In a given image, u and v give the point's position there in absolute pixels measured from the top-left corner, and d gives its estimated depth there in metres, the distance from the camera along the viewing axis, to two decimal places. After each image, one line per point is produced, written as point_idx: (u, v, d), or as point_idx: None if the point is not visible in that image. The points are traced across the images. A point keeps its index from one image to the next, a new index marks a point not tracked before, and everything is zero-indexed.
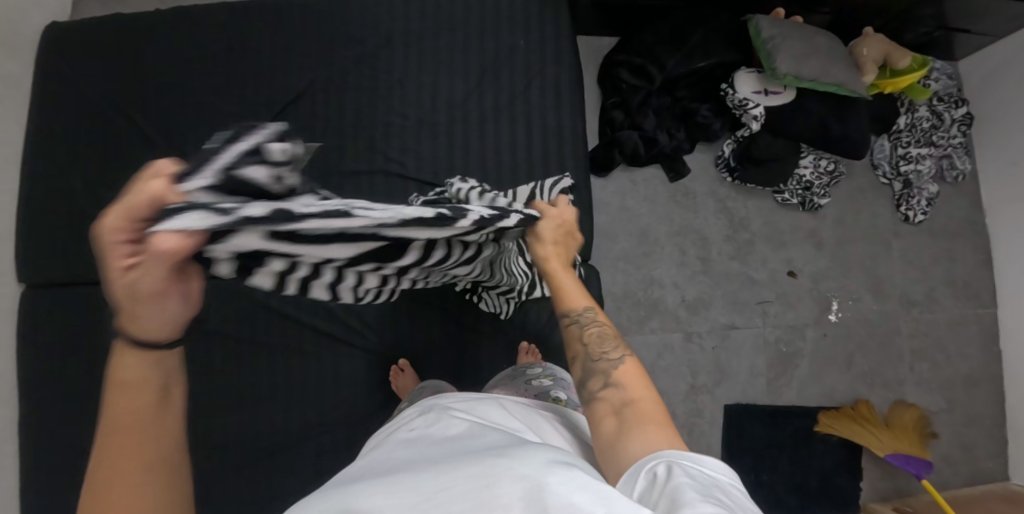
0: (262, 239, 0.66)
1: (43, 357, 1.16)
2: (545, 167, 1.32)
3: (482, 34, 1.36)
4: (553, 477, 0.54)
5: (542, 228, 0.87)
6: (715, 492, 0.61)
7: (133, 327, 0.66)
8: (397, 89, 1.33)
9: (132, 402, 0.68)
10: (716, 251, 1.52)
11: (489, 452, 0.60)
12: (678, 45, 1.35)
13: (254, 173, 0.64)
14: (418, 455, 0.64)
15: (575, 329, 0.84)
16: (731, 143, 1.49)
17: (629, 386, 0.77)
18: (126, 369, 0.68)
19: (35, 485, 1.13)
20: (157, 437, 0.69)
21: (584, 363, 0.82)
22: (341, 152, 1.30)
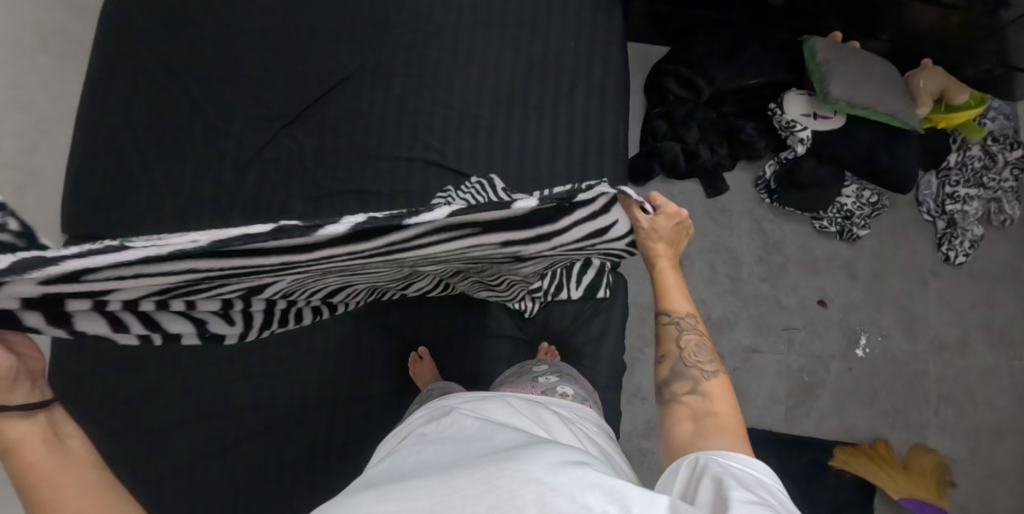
0: (41, 285, 0.62)
1: None
2: (582, 169, 1.31)
3: (533, 32, 1.36)
4: (565, 478, 0.54)
5: (661, 227, 0.83)
6: (757, 486, 0.61)
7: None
8: (444, 79, 1.33)
9: (28, 460, 0.64)
10: (746, 272, 1.50)
11: (501, 453, 0.59)
12: (728, 59, 1.33)
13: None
14: (435, 458, 0.64)
15: (673, 331, 0.84)
16: (773, 164, 1.47)
17: (713, 397, 0.77)
18: (3, 435, 0.64)
19: None
20: (71, 479, 0.64)
21: (674, 365, 0.82)
22: (382, 136, 1.31)
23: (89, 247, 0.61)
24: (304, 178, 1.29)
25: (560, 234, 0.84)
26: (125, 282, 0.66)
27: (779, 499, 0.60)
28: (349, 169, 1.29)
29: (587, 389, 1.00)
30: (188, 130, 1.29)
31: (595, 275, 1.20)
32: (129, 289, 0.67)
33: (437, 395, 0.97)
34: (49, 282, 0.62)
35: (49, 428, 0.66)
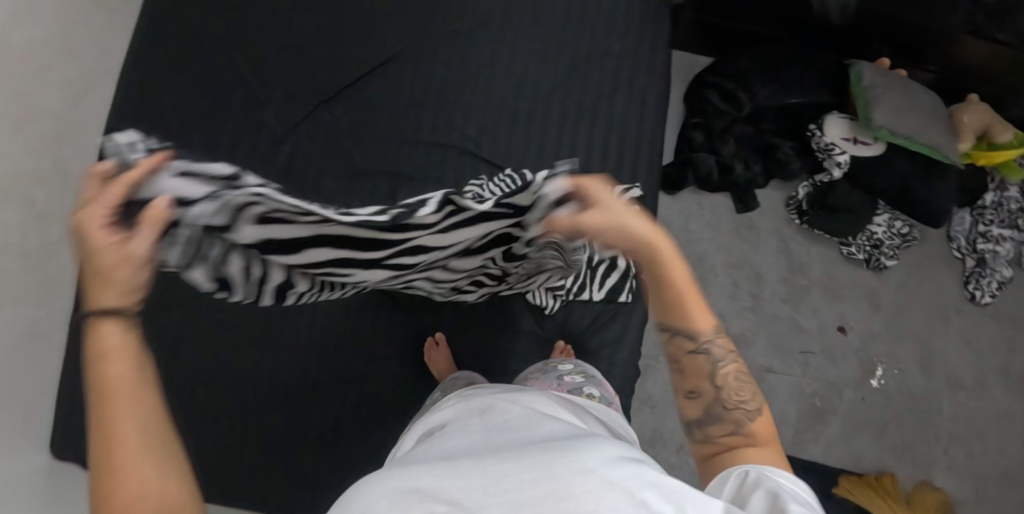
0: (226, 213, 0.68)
1: None
2: (616, 172, 1.30)
3: (579, 31, 1.36)
4: (622, 472, 0.56)
5: (627, 221, 0.72)
6: (810, 506, 0.61)
7: (99, 293, 0.58)
8: (487, 70, 1.34)
9: (115, 372, 0.58)
10: (769, 291, 1.49)
11: (553, 443, 0.62)
12: (773, 76, 1.33)
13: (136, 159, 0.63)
14: (481, 441, 0.67)
15: (705, 362, 0.76)
16: (806, 186, 1.45)
17: (760, 440, 0.73)
18: (100, 337, 0.58)
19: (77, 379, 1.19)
20: (148, 409, 0.58)
21: (711, 404, 0.76)
22: (418, 120, 1.32)
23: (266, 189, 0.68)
24: (338, 154, 1.29)
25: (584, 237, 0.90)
26: (275, 230, 0.73)
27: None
28: (384, 149, 1.30)
29: (612, 392, 1.01)
30: (230, 95, 1.30)
31: (619, 278, 1.21)
32: (275, 240, 0.74)
33: (463, 383, 0.99)
34: (244, 219, 0.69)
35: (137, 347, 0.60)
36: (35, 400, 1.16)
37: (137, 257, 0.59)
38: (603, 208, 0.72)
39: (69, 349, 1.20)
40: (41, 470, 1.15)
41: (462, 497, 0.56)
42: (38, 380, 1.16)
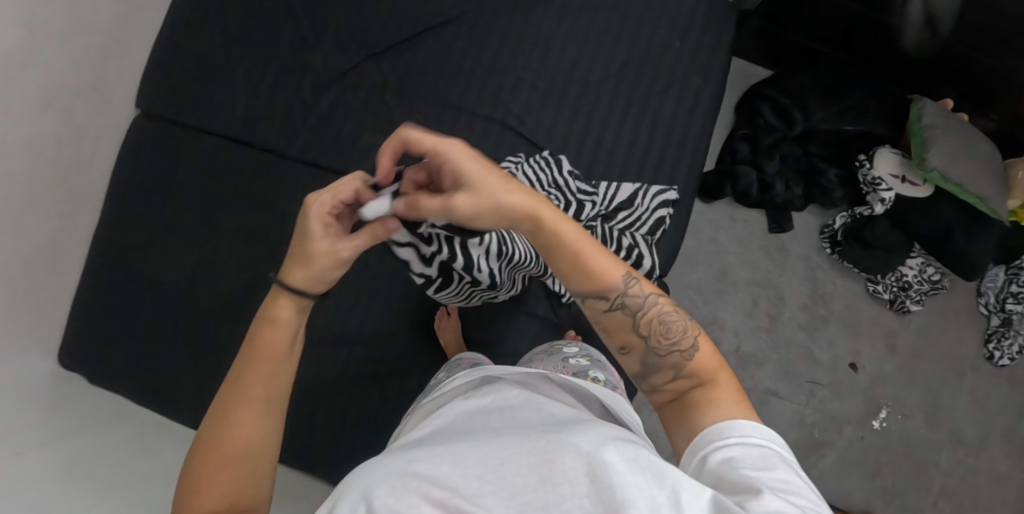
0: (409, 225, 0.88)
1: (141, 179, 1.24)
2: (653, 171, 1.28)
3: (641, 23, 1.32)
4: (616, 455, 0.57)
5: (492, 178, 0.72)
6: (775, 477, 0.60)
7: (293, 272, 0.74)
8: (540, 47, 1.31)
9: (270, 338, 0.73)
10: (787, 315, 1.45)
11: (550, 427, 0.62)
12: (833, 98, 1.29)
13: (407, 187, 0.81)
14: (484, 425, 0.68)
15: (625, 318, 0.75)
16: (844, 216, 1.40)
17: (704, 377, 0.72)
18: (275, 306, 0.74)
19: (93, 287, 1.21)
20: (277, 382, 0.72)
21: (644, 356, 0.75)
22: (463, 88, 1.30)
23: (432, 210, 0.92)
24: (380, 110, 1.29)
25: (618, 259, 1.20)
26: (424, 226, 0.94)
27: (812, 498, 0.60)
28: (424, 112, 1.29)
29: (618, 378, 1.00)
30: (281, 35, 1.29)
31: None
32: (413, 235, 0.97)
33: (466, 365, 0.97)
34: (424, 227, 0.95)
35: (295, 328, 0.74)
36: (55, 305, 1.18)
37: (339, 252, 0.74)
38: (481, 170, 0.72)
39: (91, 261, 1.22)
40: (50, 372, 1.18)
41: (459, 484, 0.58)
42: (59, 287, 1.19)
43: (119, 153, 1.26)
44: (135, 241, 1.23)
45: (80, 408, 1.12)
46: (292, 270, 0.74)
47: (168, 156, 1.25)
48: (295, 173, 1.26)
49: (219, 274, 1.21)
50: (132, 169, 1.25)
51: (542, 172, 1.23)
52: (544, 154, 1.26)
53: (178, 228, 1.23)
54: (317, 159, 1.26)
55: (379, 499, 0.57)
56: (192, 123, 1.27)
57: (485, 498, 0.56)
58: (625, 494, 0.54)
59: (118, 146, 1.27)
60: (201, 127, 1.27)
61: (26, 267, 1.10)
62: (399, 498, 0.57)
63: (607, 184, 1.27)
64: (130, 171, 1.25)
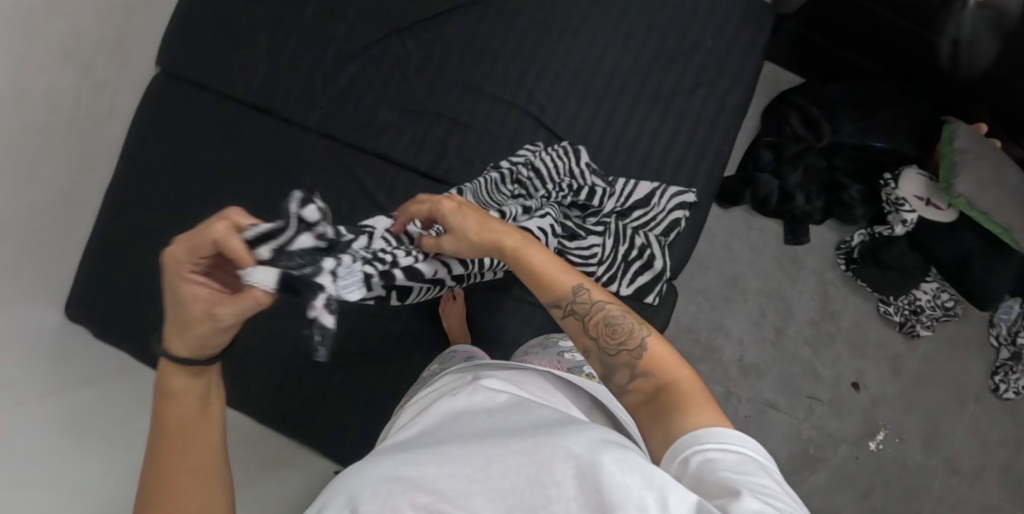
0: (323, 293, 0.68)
1: (157, 136, 1.25)
2: (671, 171, 1.26)
3: (674, 19, 1.29)
4: (606, 456, 0.56)
5: (462, 224, 0.81)
6: (755, 481, 0.58)
7: (174, 343, 0.64)
8: (569, 36, 1.29)
9: (178, 409, 0.65)
10: (794, 329, 1.42)
11: (539, 429, 0.62)
12: (865, 114, 1.26)
13: (303, 240, 0.67)
14: (474, 427, 0.67)
15: (577, 322, 0.77)
16: (862, 234, 1.37)
17: (659, 375, 0.72)
18: (167, 383, 0.65)
19: (102, 239, 1.22)
20: (198, 444, 0.64)
21: (600, 358, 0.75)
22: (486, 70, 1.28)
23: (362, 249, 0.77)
24: (401, 86, 1.28)
25: (629, 257, 1.20)
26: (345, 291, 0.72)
27: (791, 501, 0.58)
28: (445, 91, 1.27)
29: None
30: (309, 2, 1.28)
31: (650, 280, 1.20)
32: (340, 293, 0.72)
33: (460, 359, 0.96)
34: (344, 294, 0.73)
35: (202, 392, 0.66)
36: (65, 253, 1.19)
37: (216, 318, 0.62)
38: (458, 213, 0.82)
39: (102, 215, 1.22)
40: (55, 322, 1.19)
41: (446, 486, 0.57)
42: (69, 237, 1.19)
43: (138, 108, 1.26)
44: (146, 199, 1.23)
45: (80, 360, 1.13)
46: (172, 339, 0.64)
47: (185, 115, 1.25)
48: (310, 144, 1.26)
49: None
50: (151, 125, 1.25)
51: (560, 160, 1.21)
52: (564, 143, 1.23)
53: (191, 190, 1.23)
54: (332, 131, 1.26)
55: (364, 504, 0.57)
56: (213, 84, 1.27)
57: (472, 500, 0.56)
58: (614, 495, 0.53)
59: (138, 100, 1.27)
60: (221, 90, 1.27)
61: (41, 215, 1.11)
62: (384, 504, 0.57)
63: (624, 180, 1.25)
64: (148, 127, 1.25)
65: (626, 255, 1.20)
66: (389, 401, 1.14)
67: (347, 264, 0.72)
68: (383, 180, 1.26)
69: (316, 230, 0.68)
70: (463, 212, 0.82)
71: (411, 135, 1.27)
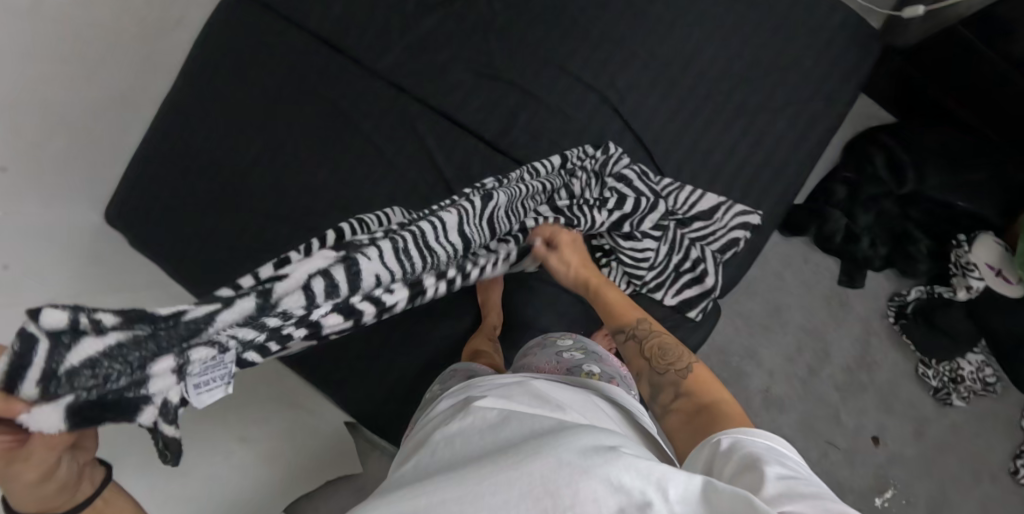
0: (169, 382, 0.62)
1: (236, 60, 1.27)
2: (737, 186, 1.21)
3: (775, 32, 1.23)
4: (597, 462, 0.54)
5: (565, 260, 0.95)
6: (784, 461, 0.58)
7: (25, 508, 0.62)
8: (663, 27, 1.23)
9: None
10: (827, 372, 1.36)
11: (524, 443, 0.59)
12: (954, 168, 1.21)
13: (88, 349, 0.58)
14: (462, 454, 0.64)
15: (635, 345, 0.83)
16: (920, 290, 1.32)
17: (698, 394, 0.73)
18: None
19: (167, 150, 1.27)
20: None
21: (651, 377, 0.79)
22: (572, 48, 1.23)
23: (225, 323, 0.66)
24: (480, 48, 1.24)
25: (681, 268, 1.16)
26: (217, 363, 0.65)
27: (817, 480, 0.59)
28: (524, 61, 1.23)
29: (618, 366, 0.98)
30: None
31: (697, 295, 1.17)
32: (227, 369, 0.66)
33: (462, 378, 0.94)
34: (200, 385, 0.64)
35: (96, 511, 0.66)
36: (107, 148, 1.25)
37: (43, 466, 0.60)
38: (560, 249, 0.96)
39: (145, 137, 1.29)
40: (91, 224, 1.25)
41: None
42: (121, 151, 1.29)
43: (225, 29, 1.28)
44: (216, 120, 1.27)
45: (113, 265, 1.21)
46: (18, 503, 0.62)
47: (268, 44, 1.27)
48: (379, 92, 1.25)
49: (277, 177, 1.24)
50: (233, 49, 1.28)
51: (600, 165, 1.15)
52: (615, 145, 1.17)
53: (258, 119, 1.26)
54: (401, 81, 1.24)
55: None
56: (300, 17, 1.27)
57: None
58: (616, 498, 0.53)
59: (226, 20, 1.28)
60: (306, 25, 1.27)
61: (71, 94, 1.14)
62: None
63: (692, 188, 1.20)
64: (230, 52, 1.27)
65: (678, 265, 1.16)
66: (410, 364, 1.15)
67: (201, 357, 0.64)
68: (444, 139, 1.23)
69: (105, 332, 0.59)
70: (564, 246, 0.96)
71: (481, 98, 1.23)
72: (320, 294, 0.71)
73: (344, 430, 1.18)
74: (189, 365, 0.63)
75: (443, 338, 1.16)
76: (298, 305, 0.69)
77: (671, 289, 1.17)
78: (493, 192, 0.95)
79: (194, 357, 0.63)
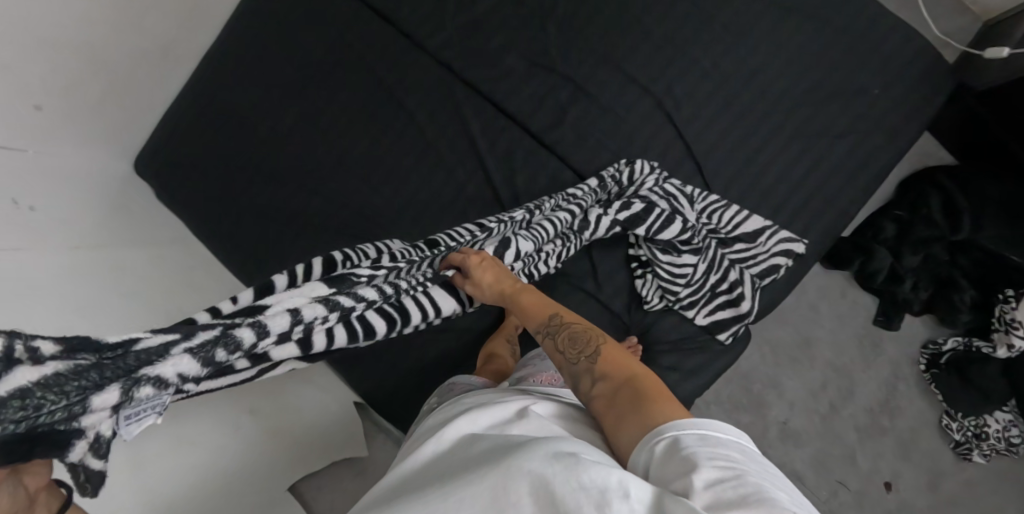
0: (102, 416, 0.52)
1: (292, 23, 1.24)
2: (783, 212, 1.17)
3: (845, 56, 1.18)
4: (556, 465, 0.52)
5: (482, 282, 0.85)
6: (719, 454, 0.55)
7: None
8: (730, 37, 1.18)
9: None
10: (849, 411, 1.32)
11: (489, 456, 0.57)
12: (1012, 220, 1.16)
13: (20, 378, 0.47)
14: (432, 475, 0.62)
15: (550, 341, 0.77)
16: (958, 341, 1.27)
17: (614, 372, 0.68)
18: None
19: (215, 106, 1.25)
20: None
21: (568, 370, 0.73)
22: (633, 47, 1.18)
23: (179, 351, 0.56)
24: (537, 36, 1.19)
25: (716, 288, 1.13)
26: (157, 399, 0.55)
27: (759, 465, 0.55)
28: (582, 55, 1.18)
29: None
30: None
31: (729, 318, 1.13)
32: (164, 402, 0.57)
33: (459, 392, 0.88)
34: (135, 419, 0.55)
35: None
36: (147, 97, 1.24)
37: None
38: (479, 274, 0.86)
39: (183, 92, 1.28)
40: (119, 174, 1.25)
41: None
42: (157, 102, 1.27)
43: None
44: (265, 81, 1.24)
45: (143, 221, 1.20)
46: None
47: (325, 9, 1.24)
48: (429, 70, 1.21)
49: (314, 145, 1.22)
50: (291, 10, 1.24)
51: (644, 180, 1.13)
52: (637, 160, 1.15)
53: (308, 85, 1.23)
54: (449, 61, 1.20)
55: None
56: None
57: None
58: (580, 501, 0.50)
59: None
60: None
61: (120, 37, 1.13)
62: None
63: (738, 208, 1.16)
64: (288, 14, 1.24)
65: (715, 285, 1.13)
66: (428, 352, 1.13)
67: (145, 395, 0.54)
68: (488, 128, 1.19)
69: (43, 361, 0.49)
70: (482, 268, 0.86)
71: (533, 89, 1.19)
72: (276, 329, 0.64)
73: (352, 408, 1.18)
74: (129, 400, 0.53)
75: (465, 331, 1.14)
76: (248, 339, 0.61)
77: (703, 308, 1.13)
78: (512, 238, 0.95)
79: (134, 392, 0.53)
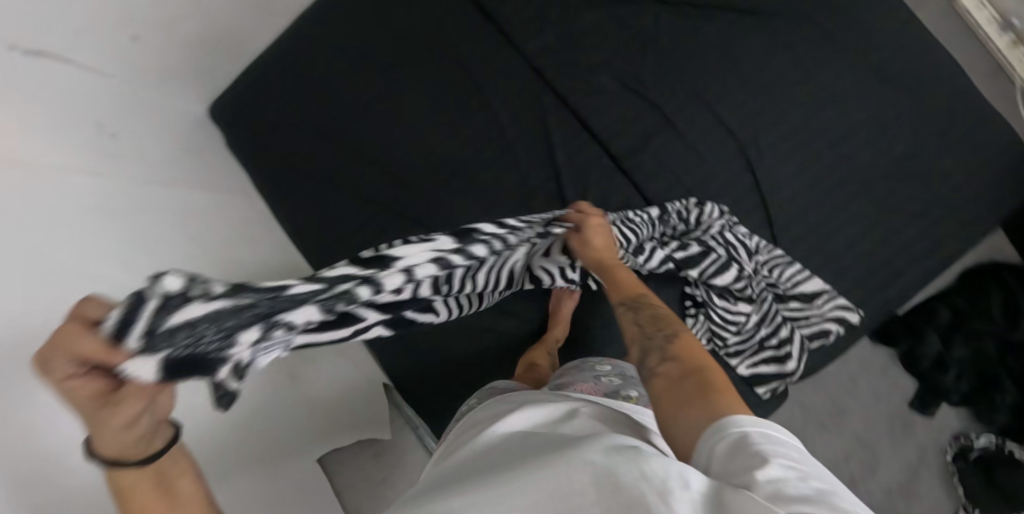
0: (246, 352, 0.51)
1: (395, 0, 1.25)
2: (842, 277, 1.16)
3: (934, 138, 1.18)
4: (624, 459, 0.47)
5: (592, 242, 0.89)
6: (787, 456, 0.48)
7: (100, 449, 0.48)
8: (823, 97, 1.18)
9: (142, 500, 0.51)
10: (866, 486, 1.30)
11: (547, 450, 0.52)
12: None
13: (192, 313, 0.44)
14: (485, 465, 0.56)
15: (629, 312, 0.75)
16: (990, 439, 1.26)
17: (687, 360, 0.62)
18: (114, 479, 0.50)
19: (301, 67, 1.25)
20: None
21: (638, 340, 0.69)
22: (726, 89, 1.18)
23: (319, 298, 0.55)
24: (635, 60, 1.19)
25: (763, 343, 1.13)
26: (284, 335, 0.56)
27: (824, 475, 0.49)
28: (675, 86, 1.19)
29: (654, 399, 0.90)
30: None
31: (772, 374, 1.14)
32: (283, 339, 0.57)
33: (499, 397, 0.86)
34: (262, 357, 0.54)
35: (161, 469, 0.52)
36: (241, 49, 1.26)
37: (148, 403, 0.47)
38: (592, 234, 0.89)
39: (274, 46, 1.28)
40: (198, 114, 1.25)
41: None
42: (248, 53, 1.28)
43: None
44: (357, 53, 1.24)
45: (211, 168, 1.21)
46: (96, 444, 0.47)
47: None
48: (521, 72, 1.21)
49: (393, 124, 1.22)
50: None
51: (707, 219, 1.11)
52: (707, 203, 1.12)
53: (399, 64, 1.23)
54: (542, 67, 1.20)
55: None
56: None
57: None
58: (643, 490, 0.44)
59: None
60: None
61: None
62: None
63: (802, 266, 1.15)
64: None
65: (764, 339, 1.12)
66: (468, 348, 1.13)
67: (279, 335, 0.54)
68: (568, 140, 1.19)
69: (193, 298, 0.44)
70: (594, 232, 0.89)
71: (620, 111, 1.19)
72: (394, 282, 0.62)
73: (379, 388, 1.18)
74: (266, 337, 0.53)
75: (509, 334, 1.14)
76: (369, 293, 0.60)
77: (747, 359, 1.14)
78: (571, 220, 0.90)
79: (272, 331, 0.53)
